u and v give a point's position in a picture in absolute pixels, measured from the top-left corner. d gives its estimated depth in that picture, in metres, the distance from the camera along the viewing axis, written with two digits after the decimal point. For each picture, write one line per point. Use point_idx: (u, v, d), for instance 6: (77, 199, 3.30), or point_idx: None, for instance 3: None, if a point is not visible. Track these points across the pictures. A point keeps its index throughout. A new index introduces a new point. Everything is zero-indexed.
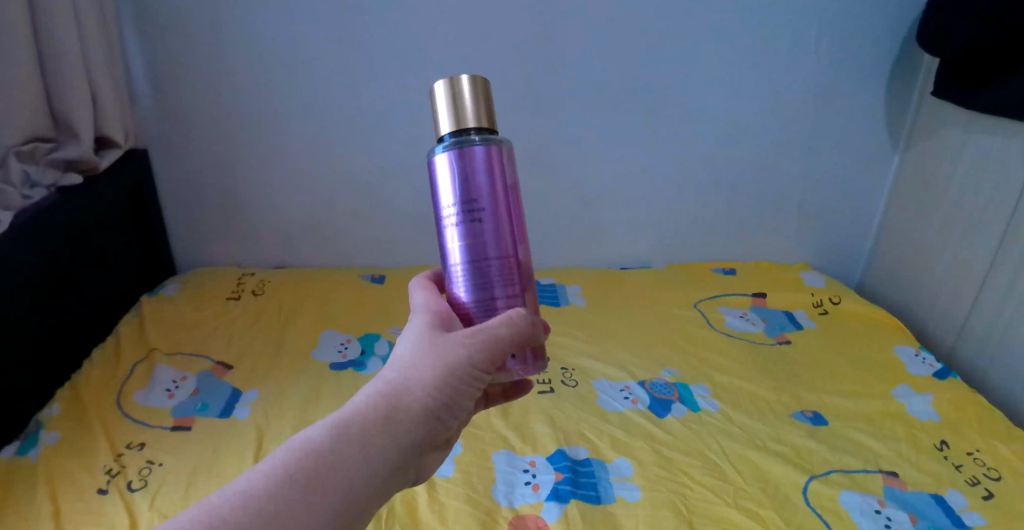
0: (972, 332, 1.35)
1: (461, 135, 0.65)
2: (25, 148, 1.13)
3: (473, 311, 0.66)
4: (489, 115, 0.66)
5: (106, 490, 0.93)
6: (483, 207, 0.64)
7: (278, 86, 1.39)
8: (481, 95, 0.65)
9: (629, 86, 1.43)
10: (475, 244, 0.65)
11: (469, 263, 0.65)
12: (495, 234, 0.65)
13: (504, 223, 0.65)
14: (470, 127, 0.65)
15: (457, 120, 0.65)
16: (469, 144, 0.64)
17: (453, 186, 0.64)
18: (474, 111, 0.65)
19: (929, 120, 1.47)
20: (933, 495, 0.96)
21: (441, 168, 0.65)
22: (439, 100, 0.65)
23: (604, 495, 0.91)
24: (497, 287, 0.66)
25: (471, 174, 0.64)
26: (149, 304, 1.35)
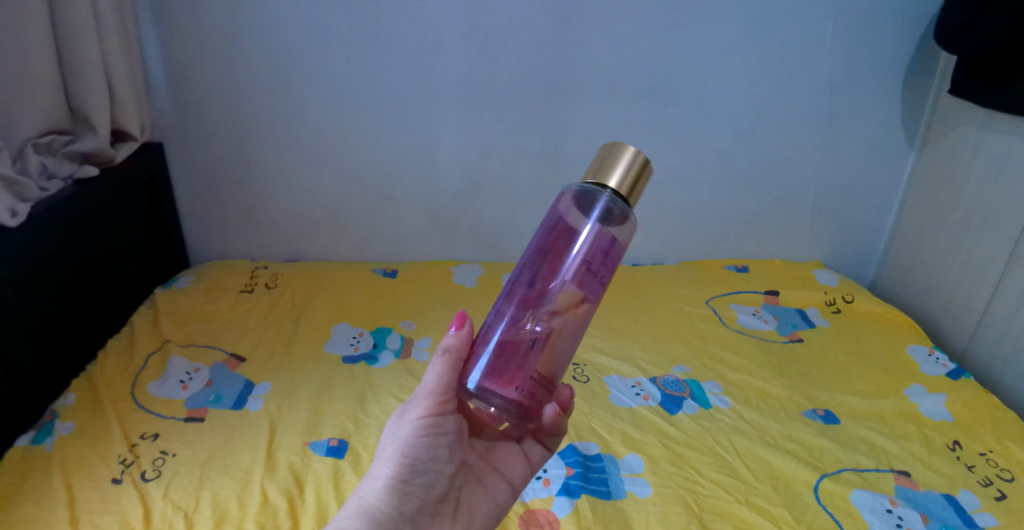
0: (987, 332, 1.34)
1: (594, 186, 0.64)
2: (43, 141, 1.15)
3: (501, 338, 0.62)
4: (631, 189, 0.64)
5: (120, 479, 0.94)
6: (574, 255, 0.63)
7: (293, 80, 1.39)
8: (633, 171, 0.64)
9: (644, 82, 1.42)
10: (541, 281, 0.63)
11: (529, 291, 0.63)
12: (565, 282, 0.62)
13: (582, 279, 0.62)
14: (606, 186, 0.64)
15: (598, 173, 0.64)
16: (598, 196, 0.64)
17: (560, 227, 0.65)
18: (619, 175, 0.64)
19: (946, 118, 1.45)
20: (945, 496, 0.95)
21: (563, 208, 0.65)
22: (599, 153, 0.66)
23: (615, 491, 0.91)
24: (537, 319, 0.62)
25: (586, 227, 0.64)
26: (163, 296, 1.36)
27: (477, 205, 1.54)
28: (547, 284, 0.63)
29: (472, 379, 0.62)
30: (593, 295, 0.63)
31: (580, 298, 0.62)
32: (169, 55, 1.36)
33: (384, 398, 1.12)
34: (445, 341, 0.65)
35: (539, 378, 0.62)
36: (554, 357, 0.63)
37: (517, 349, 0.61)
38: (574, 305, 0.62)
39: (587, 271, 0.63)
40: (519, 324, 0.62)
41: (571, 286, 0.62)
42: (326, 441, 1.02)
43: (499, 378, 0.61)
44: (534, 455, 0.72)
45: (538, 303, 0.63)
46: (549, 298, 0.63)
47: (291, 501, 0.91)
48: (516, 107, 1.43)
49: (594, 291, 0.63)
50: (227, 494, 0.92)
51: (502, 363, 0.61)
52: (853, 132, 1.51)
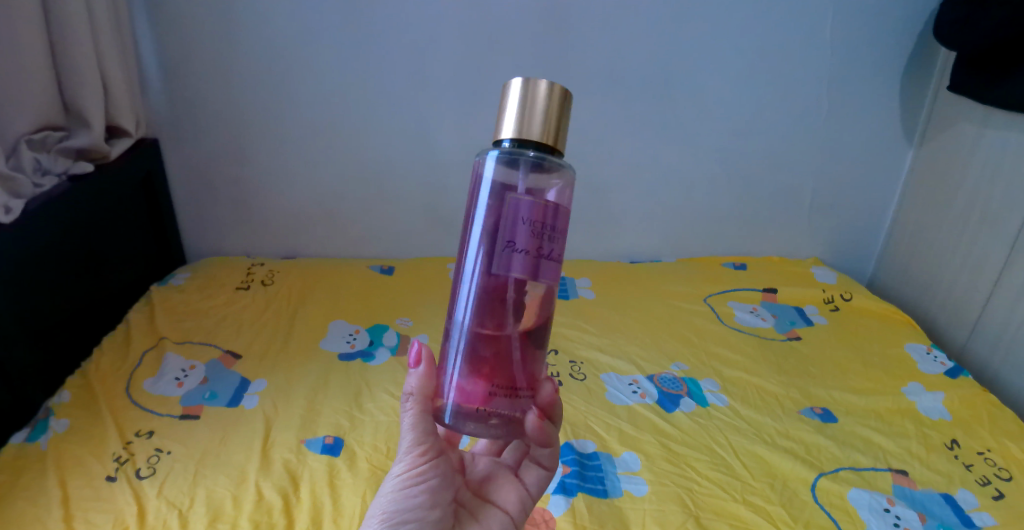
0: (984, 330, 1.34)
1: (520, 146, 0.60)
2: (36, 137, 1.13)
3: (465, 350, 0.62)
4: (556, 134, 0.61)
5: (114, 477, 0.93)
6: (514, 242, 0.59)
7: (288, 75, 1.38)
8: (553, 110, 0.60)
9: (642, 78, 1.42)
10: (489, 281, 0.60)
11: (480, 293, 0.61)
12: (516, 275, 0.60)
13: (535, 265, 0.60)
14: (530, 142, 0.60)
15: (522, 128, 0.60)
16: (521, 159, 0.60)
17: (488, 210, 0.60)
18: (542, 126, 0.60)
19: (945, 114, 1.45)
20: (943, 494, 0.95)
21: (485, 180, 0.61)
22: (511, 101, 0.61)
23: (611, 489, 0.91)
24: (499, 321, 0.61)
25: (518, 203, 0.59)
26: (159, 293, 1.36)
27: None
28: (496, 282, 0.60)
29: (450, 403, 0.62)
30: (548, 274, 0.61)
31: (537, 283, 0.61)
32: (164, 50, 1.35)
33: (380, 395, 1.12)
34: (407, 384, 0.66)
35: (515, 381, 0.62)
36: (527, 352, 0.62)
37: (485, 360, 0.61)
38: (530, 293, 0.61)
39: (533, 255, 0.59)
40: (481, 335, 0.61)
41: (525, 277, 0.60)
42: (321, 439, 1.02)
43: (474, 392, 0.61)
44: (528, 480, 0.70)
45: (495, 305, 0.60)
46: (506, 296, 0.60)
47: (286, 499, 0.91)
48: None
49: (550, 269, 0.61)
50: (222, 491, 0.92)
51: (473, 378, 0.61)
52: (851, 129, 1.50)
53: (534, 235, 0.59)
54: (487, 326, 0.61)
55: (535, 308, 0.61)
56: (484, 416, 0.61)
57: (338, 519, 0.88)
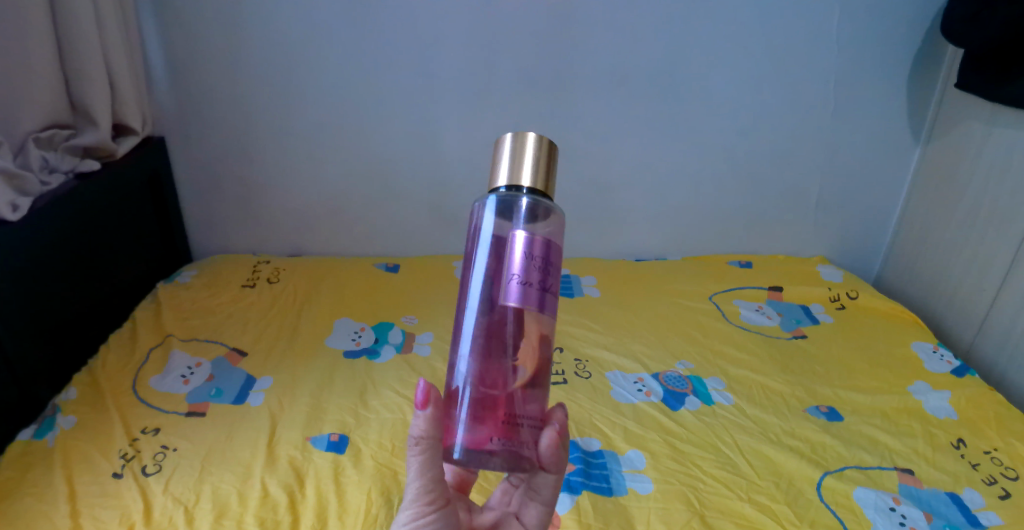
0: (992, 329, 1.33)
1: (513, 192, 0.59)
2: (44, 135, 1.14)
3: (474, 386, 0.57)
4: (545, 180, 0.59)
5: (121, 474, 0.94)
6: (518, 277, 0.56)
7: (293, 73, 1.39)
8: (544, 155, 0.59)
9: (647, 75, 1.41)
10: (494, 318, 0.58)
11: (484, 329, 0.58)
12: (519, 310, 0.57)
13: (538, 299, 0.57)
14: (523, 186, 0.59)
15: (512, 176, 0.59)
16: (517, 203, 0.58)
17: (488, 252, 0.58)
18: (532, 172, 0.59)
19: (953, 112, 1.44)
20: (949, 494, 0.95)
21: (483, 224, 0.59)
22: (503, 149, 0.60)
23: (616, 487, 0.91)
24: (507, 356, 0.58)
25: (517, 240, 0.57)
26: (165, 290, 1.36)
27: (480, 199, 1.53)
28: (499, 318, 0.57)
29: (455, 449, 0.57)
30: (554, 310, 0.58)
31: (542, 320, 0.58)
32: (171, 48, 1.35)
33: (385, 393, 1.12)
34: (413, 428, 0.58)
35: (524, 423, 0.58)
36: (536, 388, 0.59)
37: (492, 399, 0.57)
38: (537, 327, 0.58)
39: (535, 289, 0.57)
40: (489, 373, 0.58)
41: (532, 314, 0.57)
42: (326, 436, 1.02)
43: (481, 436, 0.57)
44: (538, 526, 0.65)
45: (501, 343, 0.57)
46: (510, 333, 0.58)
47: (291, 496, 0.91)
48: (519, 100, 1.42)
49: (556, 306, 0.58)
50: (227, 488, 0.92)
51: (479, 419, 0.57)
52: (858, 127, 1.50)
53: (538, 268, 0.57)
54: (493, 363, 0.58)
55: (542, 342, 0.58)
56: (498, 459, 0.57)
57: (344, 516, 0.88)
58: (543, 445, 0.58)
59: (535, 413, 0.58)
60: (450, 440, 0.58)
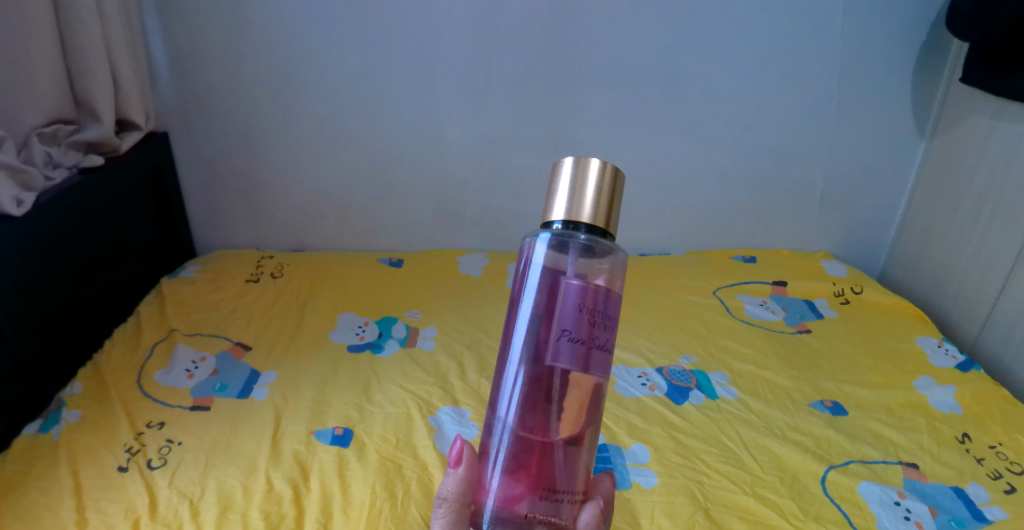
0: (997, 324, 1.33)
1: (570, 226, 0.60)
2: (48, 130, 1.14)
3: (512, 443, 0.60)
4: (607, 217, 0.60)
5: (126, 467, 0.94)
6: (568, 333, 0.58)
7: (296, 69, 1.38)
8: (605, 187, 0.60)
9: (650, 69, 1.41)
10: (539, 374, 0.59)
11: (528, 382, 0.59)
12: (566, 368, 0.58)
13: (585, 357, 0.58)
14: (582, 222, 0.60)
15: (572, 209, 0.60)
16: (573, 242, 0.60)
17: (540, 291, 0.60)
18: (592, 208, 0.60)
19: (958, 106, 1.43)
20: (954, 488, 0.94)
21: (536, 261, 0.61)
22: (563, 175, 0.61)
23: (620, 480, 0.91)
24: (549, 415, 0.59)
25: (567, 289, 0.59)
26: (169, 285, 1.37)
27: (483, 194, 1.52)
28: (544, 373, 0.59)
29: (487, 504, 0.61)
30: (600, 367, 0.59)
31: (588, 378, 0.59)
32: (174, 43, 1.35)
33: (389, 387, 1.12)
34: (443, 485, 0.63)
35: (560, 485, 0.60)
36: (574, 452, 0.60)
37: (529, 456, 0.60)
38: (582, 387, 0.59)
39: (585, 347, 0.58)
40: (529, 432, 0.59)
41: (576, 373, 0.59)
42: (330, 430, 1.02)
43: (514, 493, 0.60)
44: None
45: (543, 399, 0.59)
46: (554, 389, 0.59)
47: (295, 489, 0.91)
48: (522, 94, 1.42)
49: (603, 364, 0.60)
50: (232, 482, 0.93)
51: (515, 475, 0.60)
52: (862, 121, 1.49)
53: (589, 321, 0.58)
54: (533, 420, 0.59)
55: (585, 404, 0.60)
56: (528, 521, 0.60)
57: (348, 509, 0.88)
58: (572, 511, 0.61)
59: (571, 472, 0.60)
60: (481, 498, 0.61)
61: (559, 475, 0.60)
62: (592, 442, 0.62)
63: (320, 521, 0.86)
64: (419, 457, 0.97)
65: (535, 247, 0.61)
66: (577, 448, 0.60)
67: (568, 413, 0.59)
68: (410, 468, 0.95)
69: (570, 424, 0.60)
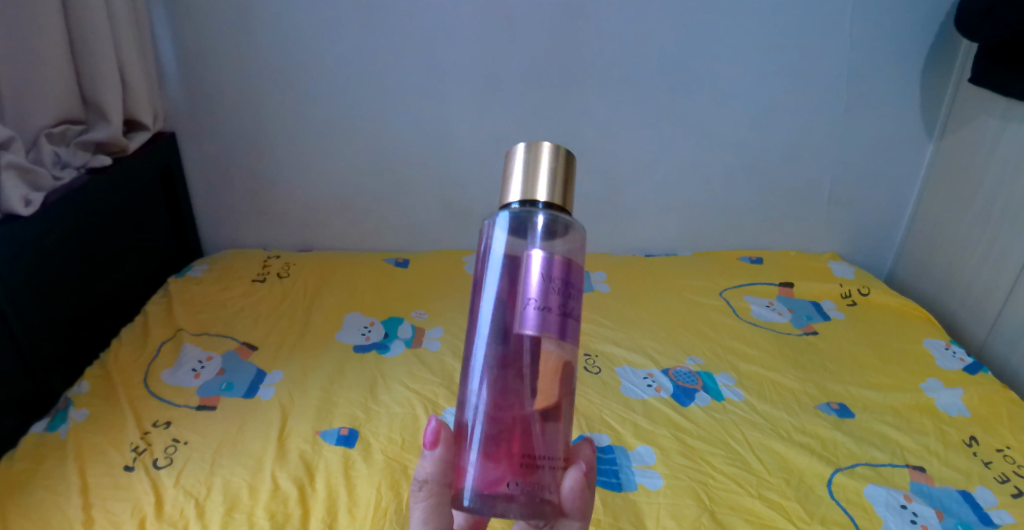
0: (1005, 326, 1.32)
1: (529, 206, 0.59)
2: (56, 130, 1.15)
3: (487, 423, 0.57)
4: (564, 193, 0.59)
5: (133, 466, 0.95)
6: (533, 301, 0.56)
7: (304, 69, 1.39)
8: (560, 165, 0.59)
9: (658, 69, 1.41)
10: (509, 347, 0.57)
11: (497, 359, 0.57)
12: (535, 336, 0.56)
13: (557, 325, 0.56)
14: (539, 201, 0.59)
15: (528, 188, 0.59)
16: (533, 219, 0.58)
17: (502, 273, 0.59)
18: (549, 186, 0.59)
19: (967, 107, 1.42)
20: (962, 491, 0.94)
21: (496, 242, 0.59)
22: (517, 159, 0.60)
23: (626, 482, 0.91)
24: (522, 389, 0.57)
25: (533, 260, 0.57)
26: (176, 285, 1.37)
27: (489, 194, 1.52)
28: (514, 348, 0.57)
29: (467, 489, 0.56)
30: (570, 336, 0.57)
31: (560, 346, 0.57)
32: (182, 43, 1.36)
33: (394, 387, 1.12)
34: (421, 468, 0.60)
35: (543, 459, 0.56)
36: (551, 424, 0.57)
37: (506, 433, 0.56)
38: (555, 358, 0.57)
39: (554, 314, 0.56)
40: (503, 408, 0.57)
41: (546, 338, 0.57)
42: (336, 430, 1.02)
43: (494, 475, 0.55)
44: None
45: (514, 374, 0.57)
46: (524, 363, 0.57)
47: (301, 489, 0.91)
48: (528, 95, 1.42)
49: (573, 333, 0.57)
50: (238, 481, 0.93)
51: (493, 455, 0.56)
52: (870, 122, 1.48)
53: (557, 289, 0.57)
54: (507, 392, 0.57)
55: (557, 373, 0.58)
56: (513, 500, 0.55)
57: (354, 510, 0.88)
58: (564, 486, 0.57)
59: (551, 446, 0.57)
60: (460, 483, 0.56)
61: (538, 449, 0.56)
62: (569, 413, 0.60)
63: (326, 522, 0.86)
64: None
65: (495, 226, 0.60)
66: (555, 421, 0.58)
67: (542, 383, 0.57)
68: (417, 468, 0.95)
69: (545, 396, 0.57)
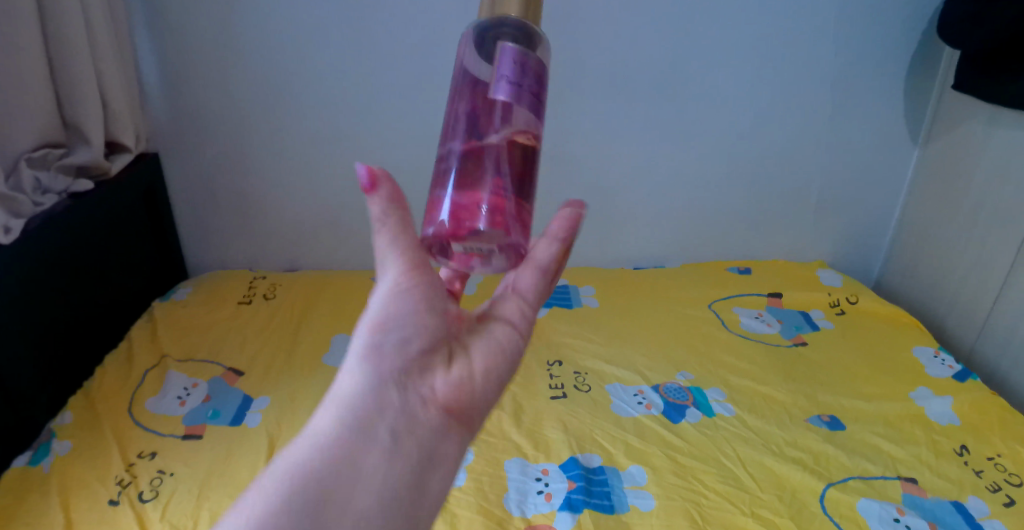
0: (994, 332, 1.32)
1: (495, 21, 0.57)
2: (37, 155, 1.13)
3: (454, 202, 0.56)
4: (532, 13, 0.57)
5: (118, 500, 0.93)
6: (504, 83, 0.55)
7: (287, 88, 1.38)
8: (526, 11, 0.57)
9: (643, 82, 1.40)
10: (475, 123, 0.56)
11: (466, 139, 0.56)
12: (504, 121, 0.56)
13: (525, 108, 0.56)
14: (507, 18, 0.57)
15: (496, 6, 0.57)
16: (502, 32, 0.57)
17: (468, 81, 0.57)
18: (518, 3, 0.56)
19: (952, 113, 1.43)
20: (954, 502, 0.94)
21: (467, 45, 0.58)
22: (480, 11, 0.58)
23: (618, 504, 0.90)
24: (488, 144, 0.56)
25: (502, 56, 0.56)
26: (160, 309, 1.35)
27: None
28: (482, 133, 0.56)
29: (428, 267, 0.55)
30: (538, 125, 0.57)
31: (529, 132, 0.56)
32: (164, 65, 1.34)
33: None
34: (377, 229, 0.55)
35: (507, 235, 0.56)
36: (518, 199, 0.57)
37: (472, 204, 0.56)
38: (523, 134, 0.56)
39: (525, 97, 0.56)
40: (469, 184, 0.56)
41: (518, 106, 0.55)
42: None
43: (458, 235, 0.56)
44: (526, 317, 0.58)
45: (482, 154, 0.56)
46: (491, 141, 0.56)
47: None
48: None
49: (540, 123, 0.57)
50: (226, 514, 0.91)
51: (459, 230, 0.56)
52: (856, 129, 1.49)
53: (531, 88, 0.56)
54: (475, 173, 0.56)
55: (525, 151, 0.57)
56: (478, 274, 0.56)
57: None
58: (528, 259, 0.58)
59: (518, 226, 0.57)
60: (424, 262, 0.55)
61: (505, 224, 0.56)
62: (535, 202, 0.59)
63: None
64: None
65: (467, 36, 0.58)
66: (521, 201, 0.57)
67: (509, 157, 0.56)
68: None
69: (512, 170, 0.56)
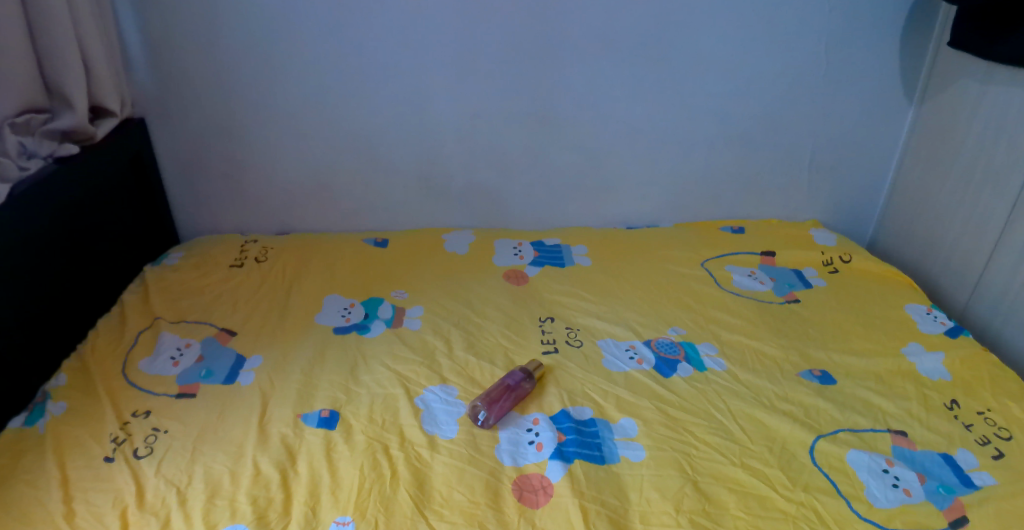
0: (987, 290, 1.32)
1: (530, 367, 1.06)
2: (20, 120, 1.11)
3: (486, 396, 1.00)
4: (541, 369, 1.07)
5: (112, 458, 0.93)
6: (512, 379, 1.03)
7: (272, 46, 1.35)
8: (534, 366, 1.06)
9: (633, 41, 1.38)
10: (496, 393, 1.00)
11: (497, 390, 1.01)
12: (509, 392, 1.01)
13: (511, 390, 1.01)
14: (530, 368, 1.06)
15: (532, 364, 1.06)
16: (523, 371, 1.05)
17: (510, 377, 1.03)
18: (533, 366, 1.06)
19: (947, 71, 1.41)
20: (943, 455, 0.94)
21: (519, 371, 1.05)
22: (529, 365, 1.06)
23: (609, 455, 0.92)
24: (497, 399, 1.00)
25: (517, 376, 1.03)
26: (152, 273, 1.35)
27: (468, 169, 1.50)
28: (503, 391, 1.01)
29: None
30: (517, 396, 1.02)
31: (513, 398, 1.01)
32: (145, 24, 1.31)
33: (376, 367, 1.11)
34: None
35: (495, 408, 0.99)
36: (504, 404, 1.00)
37: (494, 400, 1.00)
38: (510, 394, 1.01)
39: (512, 387, 1.02)
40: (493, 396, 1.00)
41: (524, 376, 1.04)
42: (317, 412, 1.01)
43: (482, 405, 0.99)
44: None
45: (502, 396, 1.00)
46: (503, 395, 1.00)
47: (283, 473, 0.91)
48: (503, 69, 1.40)
49: (519, 388, 1.02)
50: (220, 467, 0.92)
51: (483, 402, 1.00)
52: (851, 88, 1.47)
53: (515, 387, 1.02)
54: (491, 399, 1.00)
55: (512, 400, 1.01)
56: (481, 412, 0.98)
57: (336, 492, 0.87)
58: (500, 412, 0.99)
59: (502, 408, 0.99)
60: None
61: (498, 405, 0.99)
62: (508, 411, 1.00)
63: (308, 505, 0.86)
64: (407, 437, 0.96)
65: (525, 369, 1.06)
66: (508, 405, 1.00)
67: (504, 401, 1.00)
68: (398, 448, 0.94)
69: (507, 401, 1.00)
